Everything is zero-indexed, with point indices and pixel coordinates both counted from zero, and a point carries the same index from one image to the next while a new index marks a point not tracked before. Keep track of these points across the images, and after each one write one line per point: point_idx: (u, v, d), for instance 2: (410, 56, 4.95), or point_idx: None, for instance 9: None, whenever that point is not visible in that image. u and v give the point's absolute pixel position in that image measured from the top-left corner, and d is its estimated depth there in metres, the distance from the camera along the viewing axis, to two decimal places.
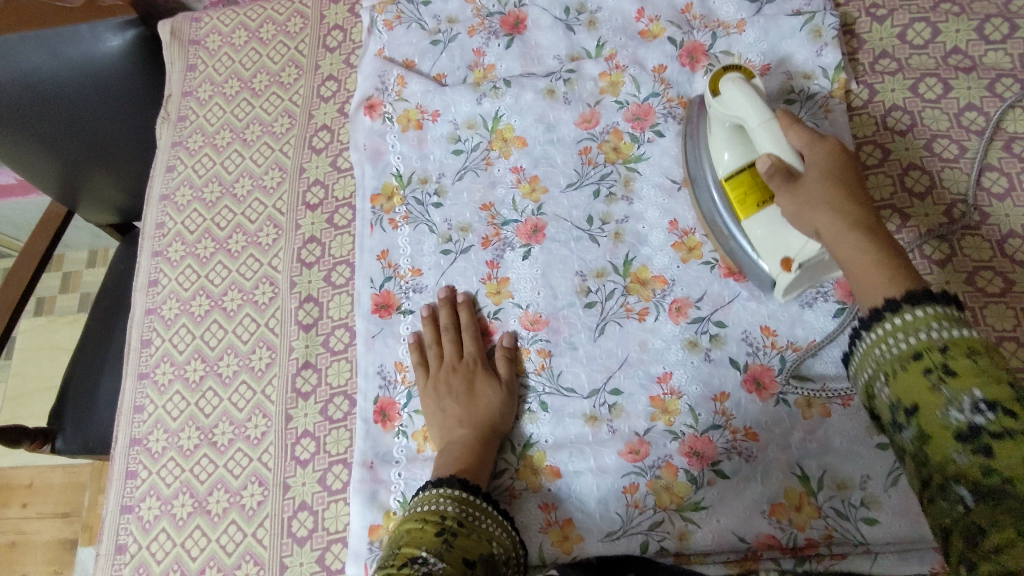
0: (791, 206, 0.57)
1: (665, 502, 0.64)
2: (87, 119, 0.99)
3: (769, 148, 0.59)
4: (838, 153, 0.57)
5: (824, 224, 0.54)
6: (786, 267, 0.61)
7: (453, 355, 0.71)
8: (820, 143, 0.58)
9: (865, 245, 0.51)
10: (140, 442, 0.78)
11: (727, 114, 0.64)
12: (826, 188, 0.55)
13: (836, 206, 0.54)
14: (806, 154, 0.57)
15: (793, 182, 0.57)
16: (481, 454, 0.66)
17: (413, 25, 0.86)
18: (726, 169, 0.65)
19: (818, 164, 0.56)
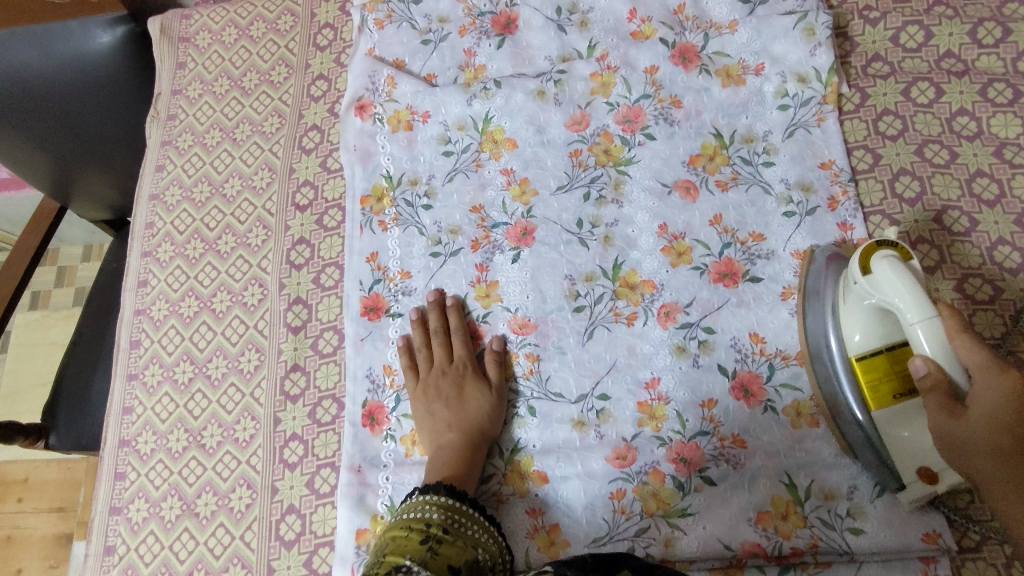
0: (940, 432, 0.51)
1: (652, 508, 0.64)
2: (76, 115, 0.99)
3: (924, 352, 0.51)
4: (1023, 397, 0.47)
5: (984, 467, 0.48)
6: (927, 481, 0.57)
7: (443, 360, 0.71)
8: (999, 370, 0.48)
9: (1005, 479, 0.47)
10: (128, 443, 0.78)
11: (876, 296, 0.55)
12: (987, 427, 0.48)
13: (996, 468, 0.47)
14: (977, 386, 0.48)
15: (954, 412, 0.49)
16: (469, 459, 0.66)
17: (403, 24, 0.85)
18: (857, 348, 0.59)
19: (994, 409, 0.47)
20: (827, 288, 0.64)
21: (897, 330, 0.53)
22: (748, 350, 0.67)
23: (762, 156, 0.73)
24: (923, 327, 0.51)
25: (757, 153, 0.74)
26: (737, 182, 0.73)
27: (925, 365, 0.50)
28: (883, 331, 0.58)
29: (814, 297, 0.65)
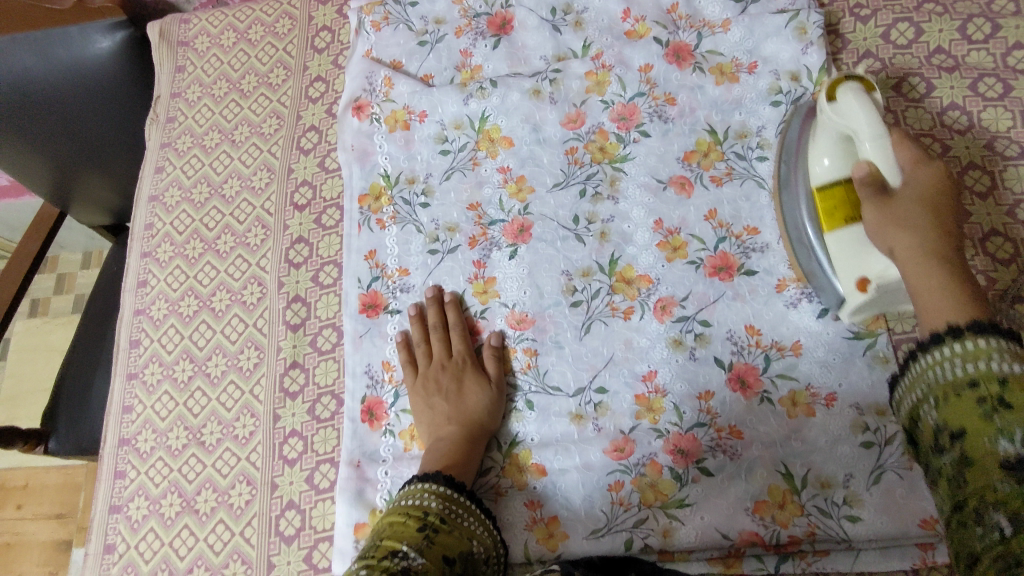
0: (875, 221, 0.54)
1: (650, 499, 0.65)
2: (77, 120, 1.00)
3: (874, 164, 0.55)
4: (942, 185, 0.54)
5: (900, 248, 0.52)
6: (861, 287, 0.60)
7: (443, 353, 0.72)
8: (925, 164, 0.55)
9: (936, 269, 0.49)
10: (128, 442, 0.78)
11: (838, 121, 0.58)
12: (917, 210, 0.52)
13: (927, 243, 0.51)
14: (906, 173, 0.54)
15: (884, 197, 0.54)
16: (467, 452, 0.66)
17: (400, 26, 0.86)
18: (821, 178, 0.62)
19: (915, 186, 0.53)
20: (801, 147, 0.66)
21: (850, 166, 0.59)
22: (743, 342, 0.68)
23: (757, 151, 0.74)
24: (874, 146, 0.55)
25: (751, 150, 0.74)
26: (731, 178, 0.74)
27: (865, 164, 0.54)
28: (852, 154, 0.59)
29: (785, 190, 0.68)
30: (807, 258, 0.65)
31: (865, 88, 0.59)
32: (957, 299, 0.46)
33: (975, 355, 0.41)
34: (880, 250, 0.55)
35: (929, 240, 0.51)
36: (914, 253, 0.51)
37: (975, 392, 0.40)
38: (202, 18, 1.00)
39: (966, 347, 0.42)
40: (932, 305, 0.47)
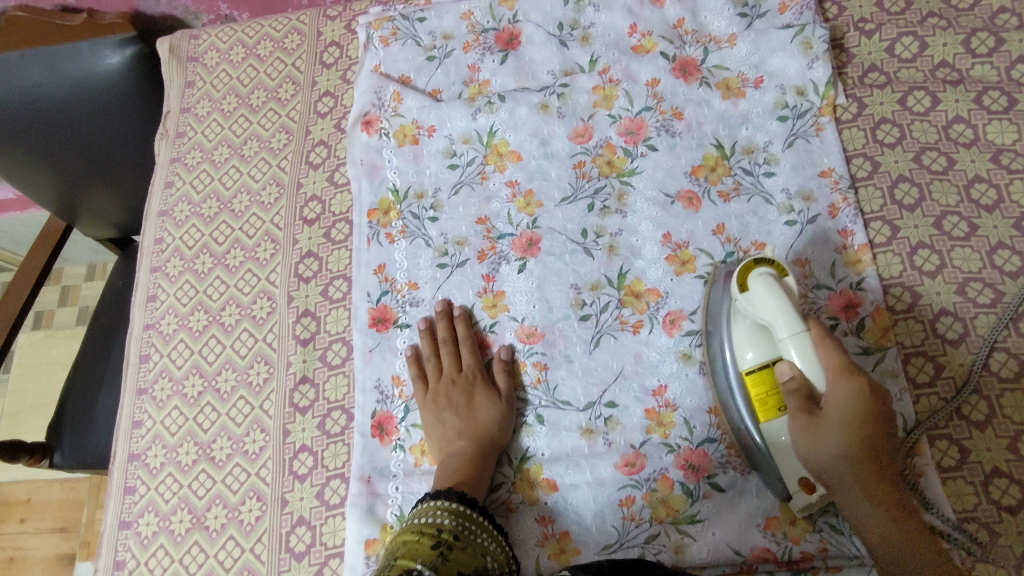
0: (800, 445, 0.55)
1: (661, 515, 0.65)
2: (86, 135, 1.01)
3: (794, 364, 0.56)
4: (865, 400, 0.54)
5: (824, 462, 0.54)
6: (805, 490, 0.58)
7: (452, 368, 0.72)
8: (847, 377, 0.54)
9: (882, 512, 0.53)
10: (138, 458, 0.78)
11: (751, 314, 0.59)
12: (840, 443, 0.53)
13: (849, 460, 0.53)
14: (829, 386, 0.54)
15: (812, 415, 0.54)
16: (475, 466, 0.66)
17: (408, 41, 0.87)
18: (749, 366, 0.60)
19: (838, 407, 0.53)
20: (724, 309, 0.65)
21: (773, 355, 0.59)
22: None
23: (764, 166, 0.75)
24: (793, 342, 0.56)
25: (758, 164, 0.75)
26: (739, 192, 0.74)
27: (790, 370, 0.56)
28: (774, 349, 0.59)
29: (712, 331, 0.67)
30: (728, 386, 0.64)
31: (779, 278, 0.59)
32: (892, 516, 0.53)
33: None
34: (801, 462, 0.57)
35: (856, 403, 0.53)
36: (861, 491, 0.53)
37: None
38: (210, 33, 1.00)
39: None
40: (872, 513, 0.53)
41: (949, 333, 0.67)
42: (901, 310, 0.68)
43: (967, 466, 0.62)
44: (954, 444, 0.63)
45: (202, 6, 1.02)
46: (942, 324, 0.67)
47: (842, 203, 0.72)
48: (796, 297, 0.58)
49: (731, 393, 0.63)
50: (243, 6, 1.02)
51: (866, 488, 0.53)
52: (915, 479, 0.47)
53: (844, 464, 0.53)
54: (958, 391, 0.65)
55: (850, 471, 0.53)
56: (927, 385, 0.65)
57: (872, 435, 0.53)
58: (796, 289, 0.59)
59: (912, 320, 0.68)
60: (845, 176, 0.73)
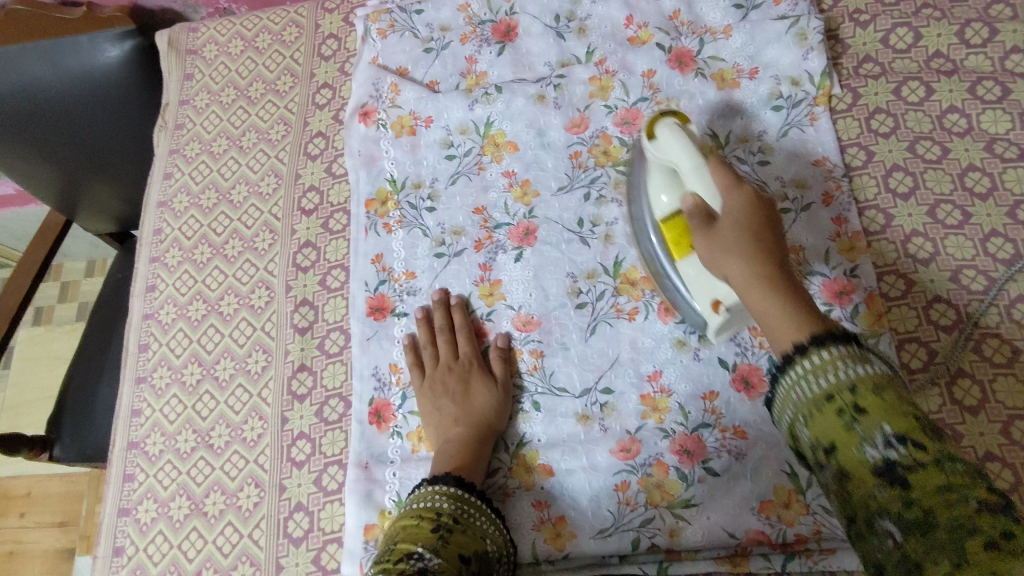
0: (706, 253, 0.54)
1: (656, 499, 0.65)
2: (85, 128, 1.01)
3: (696, 194, 0.55)
4: (757, 207, 0.53)
5: (740, 276, 0.51)
6: (716, 308, 0.61)
7: (448, 356, 0.73)
8: (738, 189, 0.54)
9: (770, 300, 0.48)
10: (137, 445, 0.79)
11: (663, 161, 0.60)
12: (739, 234, 0.52)
13: (752, 270, 0.50)
14: (725, 201, 0.54)
15: (710, 228, 0.53)
16: (472, 452, 0.66)
17: (406, 33, 0.87)
18: (665, 212, 0.62)
19: (735, 215, 0.52)
20: (643, 176, 0.66)
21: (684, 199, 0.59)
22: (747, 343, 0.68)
23: (759, 155, 0.75)
24: (694, 177, 0.56)
25: (753, 153, 0.76)
26: None
27: (693, 199, 0.54)
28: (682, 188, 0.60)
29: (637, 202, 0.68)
30: (670, 283, 0.66)
31: (680, 125, 0.60)
32: (799, 318, 0.47)
33: (817, 369, 0.43)
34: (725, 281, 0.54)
35: (748, 210, 0.53)
36: (756, 274, 0.50)
37: (833, 408, 0.42)
38: (209, 26, 1.01)
39: (814, 360, 0.44)
40: (765, 305, 0.49)
41: (943, 320, 0.67)
42: (895, 297, 0.69)
43: (960, 449, 0.63)
44: (947, 429, 0.64)
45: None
46: (935, 311, 0.68)
47: (836, 191, 0.73)
48: (698, 139, 0.60)
49: (663, 267, 0.66)
50: (243, 0, 1.03)
51: (776, 283, 0.49)
52: (798, 343, 0.45)
53: (746, 266, 0.50)
54: (951, 376, 0.65)
55: (751, 268, 0.50)
56: (920, 370, 0.66)
57: (776, 272, 0.50)
58: (698, 134, 0.60)
59: (905, 307, 0.68)
60: (839, 165, 0.74)
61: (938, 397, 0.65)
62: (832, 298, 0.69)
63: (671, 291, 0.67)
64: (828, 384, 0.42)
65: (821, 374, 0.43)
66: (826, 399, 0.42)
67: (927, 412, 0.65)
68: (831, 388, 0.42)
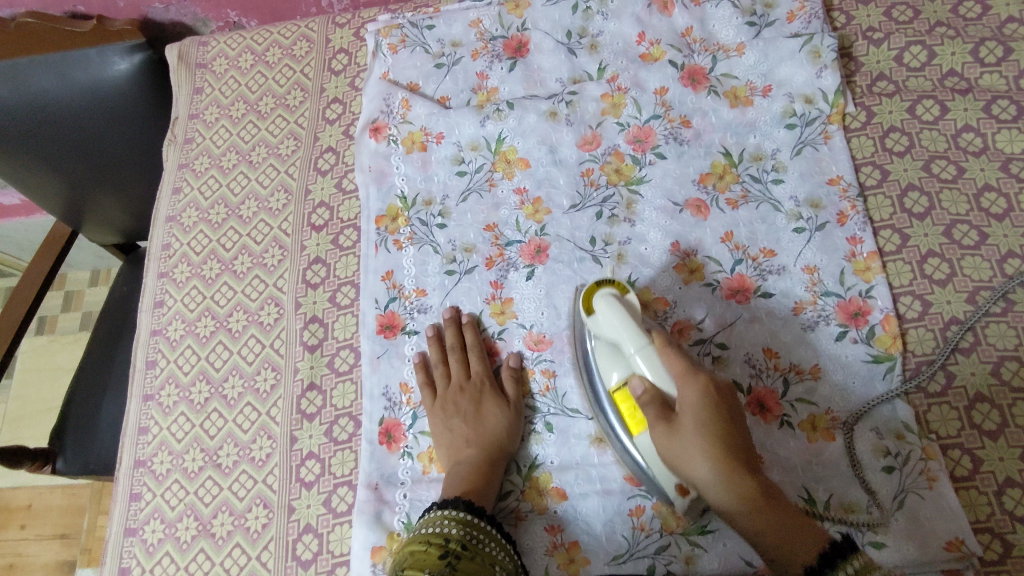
0: (667, 452, 0.56)
1: (671, 525, 0.64)
2: (93, 140, 1.01)
3: (646, 378, 0.58)
4: (711, 392, 0.56)
5: (703, 480, 0.54)
6: (681, 492, 0.60)
7: (460, 374, 0.72)
8: (692, 377, 0.57)
9: (763, 519, 0.52)
10: (144, 464, 0.78)
11: (604, 338, 0.62)
12: (702, 436, 0.54)
13: (719, 475, 0.53)
14: (679, 390, 0.57)
15: (669, 424, 0.56)
16: (483, 473, 0.66)
17: (417, 48, 0.87)
18: (614, 387, 0.62)
19: (691, 411, 0.55)
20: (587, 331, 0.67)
21: (630, 374, 0.61)
22: (762, 364, 0.68)
23: (772, 173, 0.75)
24: (640, 356, 0.59)
25: (766, 172, 0.75)
26: (747, 200, 0.74)
27: (642, 385, 0.58)
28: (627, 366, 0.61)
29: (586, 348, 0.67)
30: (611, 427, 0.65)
31: (619, 296, 0.62)
32: (728, 487, 0.53)
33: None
34: (677, 476, 0.58)
35: (704, 403, 0.56)
36: (729, 503, 0.53)
37: None
38: (219, 40, 1.00)
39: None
40: (739, 497, 0.53)
41: (960, 342, 0.66)
42: (912, 318, 0.68)
43: (980, 475, 0.62)
44: (967, 454, 0.63)
45: (211, 13, 1.02)
46: (953, 333, 0.67)
47: (851, 211, 0.72)
48: (639, 314, 0.61)
49: (620, 438, 0.64)
50: (253, 14, 1.03)
51: (754, 512, 0.53)
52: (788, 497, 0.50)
53: (715, 478, 0.53)
54: (970, 400, 0.64)
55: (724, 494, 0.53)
56: (938, 395, 0.65)
57: (755, 488, 0.53)
58: (638, 305, 0.62)
59: (922, 328, 0.68)
60: (854, 184, 0.73)
61: (956, 422, 0.64)
62: (847, 319, 0.68)
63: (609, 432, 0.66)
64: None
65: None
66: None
67: (945, 437, 0.64)
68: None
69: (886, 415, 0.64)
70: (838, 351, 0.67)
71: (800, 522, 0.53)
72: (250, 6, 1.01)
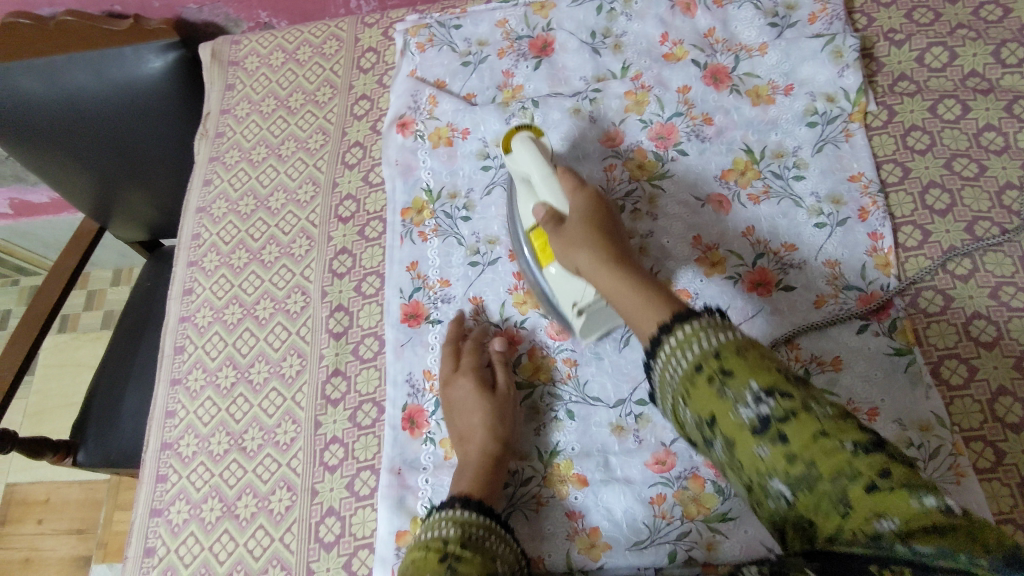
0: (557, 246, 0.63)
1: (693, 513, 0.64)
2: (126, 135, 1.05)
3: (547, 202, 0.66)
4: (597, 203, 0.64)
5: (584, 264, 0.60)
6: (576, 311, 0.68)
7: (449, 369, 0.72)
8: (575, 250, 0.61)
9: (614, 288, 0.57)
10: (171, 446, 0.79)
11: (519, 176, 0.70)
12: (583, 230, 0.61)
13: (592, 253, 0.59)
14: (571, 202, 0.64)
15: (558, 226, 0.63)
16: (483, 468, 0.65)
17: (444, 47, 0.89)
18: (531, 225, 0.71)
19: (578, 213, 0.63)
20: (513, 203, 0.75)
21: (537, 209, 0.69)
22: (784, 357, 0.69)
23: (793, 170, 0.76)
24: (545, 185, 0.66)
25: (787, 168, 0.76)
26: (769, 196, 0.75)
27: (542, 207, 0.65)
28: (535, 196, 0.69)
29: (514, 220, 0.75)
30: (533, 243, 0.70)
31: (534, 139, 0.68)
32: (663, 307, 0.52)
33: (687, 340, 0.47)
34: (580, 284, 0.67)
35: (589, 203, 0.63)
36: (596, 266, 0.59)
37: (703, 377, 0.45)
38: (251, 39, 1.03)
39: (682, 333, 0.48)
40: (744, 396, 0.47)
41: (982, 336, 0.67)
42: (934, 312, 0.69)
43: (1003, 468, 0.62)
44: (989, 446, 0.63)
45: (243, 13, 1.05)
46: (974, 327, 0.67)
47: (872, 206, 0.73)
48: (549, 152, 0.68)
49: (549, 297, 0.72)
50: (284, 15, 1.06)
51: (610, 264, 0.58)
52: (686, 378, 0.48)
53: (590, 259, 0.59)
54: (993, 393, 0.64)
55: (593, 261, 0.59)
56: (961, 388, 0.65)
57: (615, 255, 0.59)
58: (549, 146, 0.68)
59: (944, 322, 0.68)
60: (874, 181, 0.74)
61: (979, 414, 0.64)
62: (869, 312, 0.69)
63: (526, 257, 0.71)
64: (703, 352, 0.46)
65: (687, 347, 0.47)
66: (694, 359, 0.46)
67: (968, 429, 0.64)
68: (703, 358, 0.46)
69: (908, 406, 0.65)
70: (860, 343, 0.68)
71: (659, 288, 0.54)
72: (281, 7, 1.04)
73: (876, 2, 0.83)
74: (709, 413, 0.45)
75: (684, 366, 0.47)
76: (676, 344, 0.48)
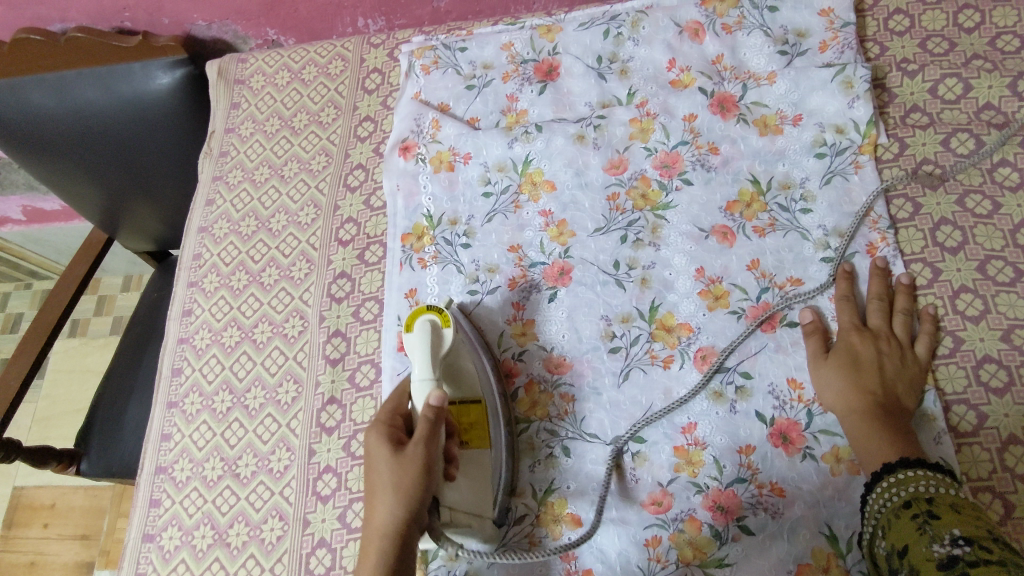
0: (817, 365, 0.66)
1: (688, 557, 0.64)
2: (133, 149, 1.05)
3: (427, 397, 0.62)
4: (884, 350, 0.65)
5: (385, 520, 0.56)
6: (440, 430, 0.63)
7: (387, 451, 0.58)
8: (385, 497, 0.57)
9: (378, 563, 0.55)
10: (165, 470, 0.79)
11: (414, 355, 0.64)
12: (425, 470, 0.58)
13: (849, 389, 0.64)
14: (844, 337, 0.67)
15: (824, 355, 0.67)
16: (383, 572, 0.55)
17: (449, 70, 0.89)
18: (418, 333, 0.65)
19: (854, 352, 0.65)
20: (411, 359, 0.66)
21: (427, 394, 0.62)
22: (785, 397, 0.67)
23: (801, 203, 0.74)
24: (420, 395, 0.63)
25: (794, 201, 0.74)
26: (775, 229, 0.74)
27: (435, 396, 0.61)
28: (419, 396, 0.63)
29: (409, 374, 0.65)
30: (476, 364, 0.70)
31: (437, 326, 0.65)
32: (900, 449, 0.59)
33: (903, 481, 0.56)
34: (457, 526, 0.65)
35: (869, 346, 0.66)
36: (845, 407, 0.64)
37: (913, 505, 0.54)
38: (257, 57, 1.03)
39: (901, 476, 0.57)
40: (872, 448, 0.60)
41: (993, 381, 0.64)
42: (943, 354, 0.66)
43: (1012, 520, 0.60)
44: (998, 497, 0.61)
45: (251, 31, 1.05)
46: (985, 371, 0.65)
47: (881, 243, 0.71)
48: (444, 348, 0.65)
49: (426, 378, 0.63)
50: (291, 33, 1.06)
51: (872, 416, 0.62)
52: (911, 460, 0.57)
53: (392, 518, 0.56)
54: (1002, 442, 0.62)
55: (395, 527, 0.56)
56: (970, 435, 0.63)
57: (403, 529, 0.56)
58: (448, 340, 0.65)
59: (953, 365, 0.66)
60: (884, 217, 0.72)
61: (988, 464, 0.62)
62: None
63: (485, 387, 0.70)
64: (941, 494, 0.54)
65: (908, 485, 0.56)
66: (914, 500, 0.55)
67: (975, 478, 0.62)
68: (922, 495, 0.55)
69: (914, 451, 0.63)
70: None
71: (903, 442, 0.60)
72: (288, 25, 1.04)
73: (889, 30, 0.81)
74: (910, 497, 0.55)
75: (910, 498, 0.55)
76: (899, 479, 0.57)
